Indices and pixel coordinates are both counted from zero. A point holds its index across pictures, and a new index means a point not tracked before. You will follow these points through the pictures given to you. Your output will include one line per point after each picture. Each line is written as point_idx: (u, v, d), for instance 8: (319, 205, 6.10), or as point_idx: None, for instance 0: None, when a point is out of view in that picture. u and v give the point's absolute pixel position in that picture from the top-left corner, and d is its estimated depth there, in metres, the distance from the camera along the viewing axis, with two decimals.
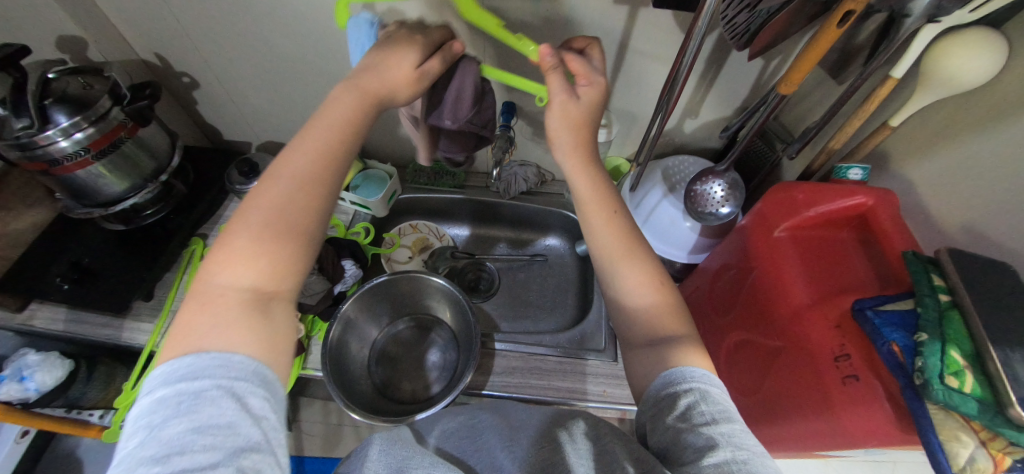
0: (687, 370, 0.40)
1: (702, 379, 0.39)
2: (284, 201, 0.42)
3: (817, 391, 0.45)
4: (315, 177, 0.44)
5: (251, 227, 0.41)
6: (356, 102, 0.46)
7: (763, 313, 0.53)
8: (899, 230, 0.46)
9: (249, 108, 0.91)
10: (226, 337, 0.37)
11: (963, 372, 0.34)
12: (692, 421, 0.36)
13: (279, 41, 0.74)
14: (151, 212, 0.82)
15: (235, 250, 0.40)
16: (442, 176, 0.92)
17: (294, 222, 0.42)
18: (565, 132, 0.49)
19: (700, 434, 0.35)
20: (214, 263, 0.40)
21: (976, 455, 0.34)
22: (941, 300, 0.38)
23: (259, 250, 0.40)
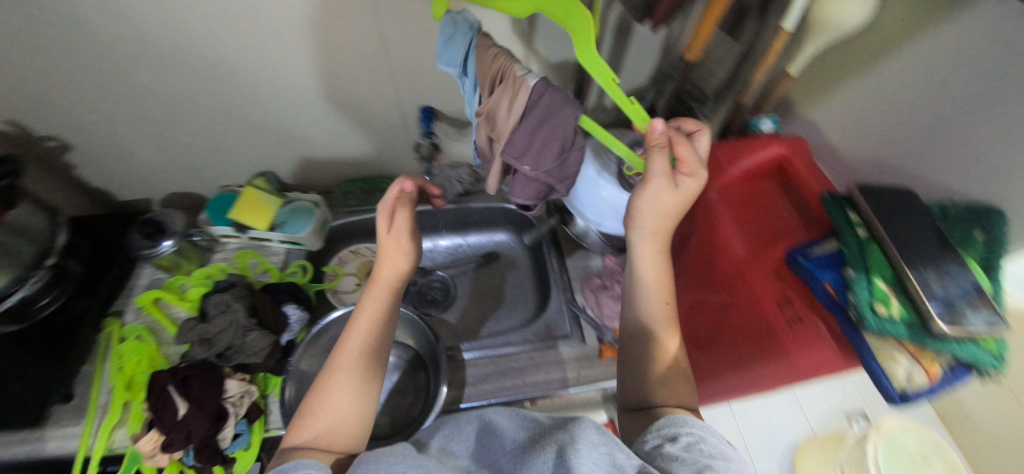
0: (686, 417, 0.41)
1: (701, 426, 0.40)
2: (359, 366, 0.49)
3: (768, 337, 0.47)
4: (376, 334, 0.51)
5: (335, 392, 0.47)
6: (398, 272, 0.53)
7: (709, 273, 0.56)
8: (814, 172, 0.49)
9: (137, 162, 0.81)
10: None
11: (889, 299, 0.37)
12: (694, 453, 0.36)
13: (156, 82, 0.66)
14: (47, 302, 0.71)
15: (322, 413, 0.46)
16: (373, 194, 0.87)
17: (369, 377, 0.49)
18: (649, 215, 0.48)
19: (701, 460, 0.35)
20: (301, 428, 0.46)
21: (911, 371, 0.37)
22: (860, 234, 0.41)
23: (339, 411, 0.47)
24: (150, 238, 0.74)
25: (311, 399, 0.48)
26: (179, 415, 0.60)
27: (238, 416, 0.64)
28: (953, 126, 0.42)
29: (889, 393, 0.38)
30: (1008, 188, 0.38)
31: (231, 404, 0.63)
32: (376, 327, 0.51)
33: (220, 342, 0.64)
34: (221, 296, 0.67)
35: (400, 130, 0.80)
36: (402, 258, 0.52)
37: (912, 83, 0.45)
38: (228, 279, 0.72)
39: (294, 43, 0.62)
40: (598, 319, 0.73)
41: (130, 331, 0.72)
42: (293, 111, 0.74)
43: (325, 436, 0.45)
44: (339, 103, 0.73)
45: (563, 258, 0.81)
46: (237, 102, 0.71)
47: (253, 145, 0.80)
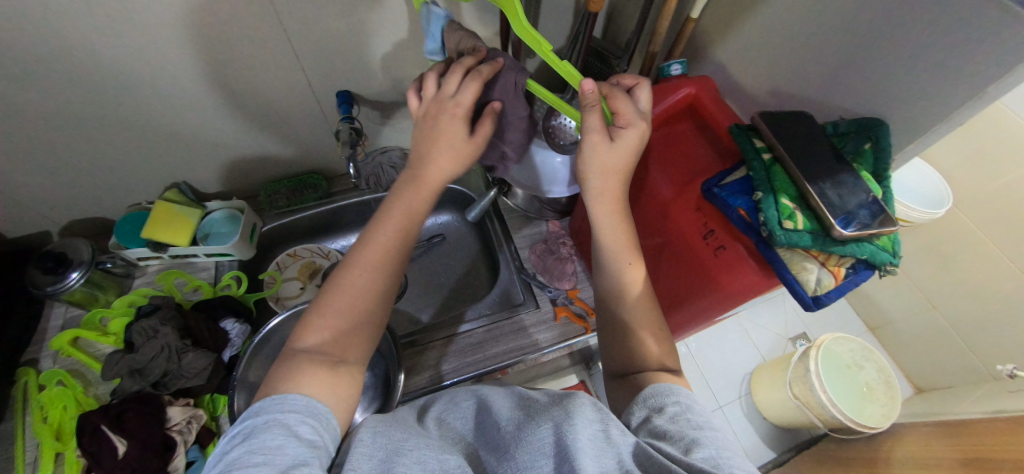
0: (672, 386, 0.39)
1: (688, 397, 0.38)
2: (377, 272, 0.45)
3: (700, 268, 0.50)
4: (400, 238, 0.47)
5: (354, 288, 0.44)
6: (434, 186, 0.49)
7: (640, 219, 0.57)
8: (722, 107, 0.51)
9: (21, 196, 0.71)
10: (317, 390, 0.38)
11: (795, 213, 0.39)
12: (680, 425, 0.35)
13: (24, 101, 0.58)
14: None
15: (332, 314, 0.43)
16: (303, 192, 0.84)
17: (386, 288, 0.46)
18: (596, 177, 0.47)
19: (693, 437, 0.33)
20: (311, 325, 0.42)
21: (822, 276, 0.40)
22: (765, 159, 0.43)
23: (354, 314, 0.43)
24: (53, 271, 0.66)
25: (325, 294, 0.44)
26: (119, 454, 0.56)
27: (187, 444, 0.60)
28: (838, 49, 0.45)
29: (806, 301, 0.40)
30: (887, 98, 0.42)
31: (177, 431, 0.60)
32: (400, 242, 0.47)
33: (153, 370, 0.60)
34: (145, 322, 0.62)
35: (319, 120, 0.77)
36: (454, 144, 0.48)
37: (804, 11, 0.47)
38: (152, 302, 0.67)
39: (183, 38, 0.56)
40: (549, 282, 0.74)
41: (48, 378, 0.65)
42: (196, 113, 0.68)
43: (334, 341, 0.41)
44: (249, 99, 0.68)
45: (507, 228, 0.81)
46: (126, 111, 0.64)
47: (157, 156, 0.73)
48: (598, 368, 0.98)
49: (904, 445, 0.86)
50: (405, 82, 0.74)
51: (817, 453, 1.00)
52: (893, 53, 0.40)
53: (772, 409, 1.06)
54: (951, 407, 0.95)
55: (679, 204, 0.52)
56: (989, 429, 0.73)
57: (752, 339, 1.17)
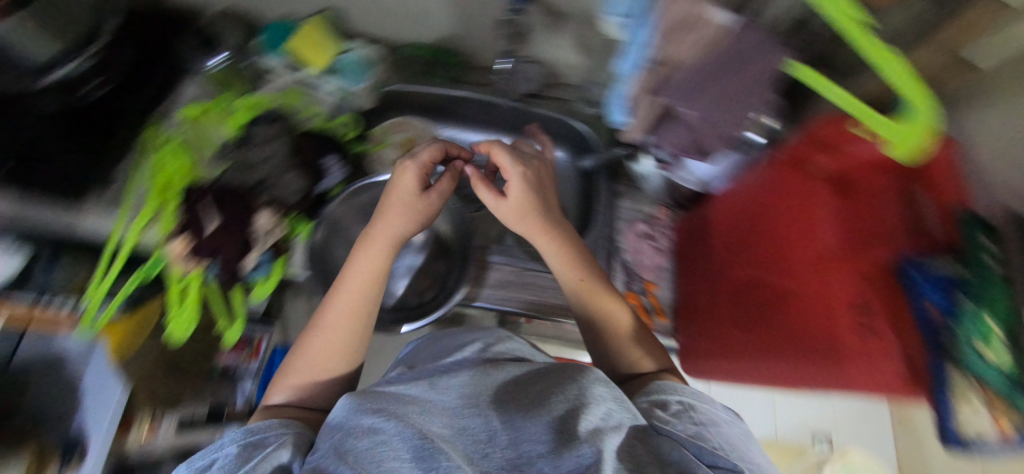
0: (671, 386, 0.43)
1: (690, 395, 0.42)
2: (346, 327, 0.50)
3: (835, 340, 0.46)
4: (367, 298, 0.52)
5: (320, 351, 0.50)
6: (391, 241, 0.53)
7: (779, 256, 0.52)
8: (953, 178, 0.40)
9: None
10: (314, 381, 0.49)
11: (995, 341, 0.35)
12: (682, 419, 0.39)
13: None
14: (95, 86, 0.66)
15: (301, 374, 0.49)
16: (437, 66, 0.81)
17: (347, 349, 0.51)
18: (548, 249, 0.54)
19: (698, 431, 0.37)
20: (294, 370, 0.49)
21: (980, 417, 0.37)
22: (992, 271, 0.35)
23: (323, 354, 0.50)
24: None
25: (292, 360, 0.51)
26: (207, 232, 0.61)
27: (263, 247, 0.65)
28: None
29: (948, 437, 0.38)
30: None
31: (259, 233, 0.64)
32: (370, 286, 0.52)
33: (257, 174, 0.64)
34: (263, 129, 0.67)
35: None
36: (405, 219, 0.53)
37: None
38: (271, 113, 0.69)
39: None
40: (632, 264, 0.70)
41: (168, 136, 0.70)
42: None
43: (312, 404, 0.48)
44: None
45: (614, 194, 0.75)
46: None
47: None
48: None
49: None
50: None
51: None
52: None
53: None
54: None
55: (841, 265, 0.47)
56: None
57: None
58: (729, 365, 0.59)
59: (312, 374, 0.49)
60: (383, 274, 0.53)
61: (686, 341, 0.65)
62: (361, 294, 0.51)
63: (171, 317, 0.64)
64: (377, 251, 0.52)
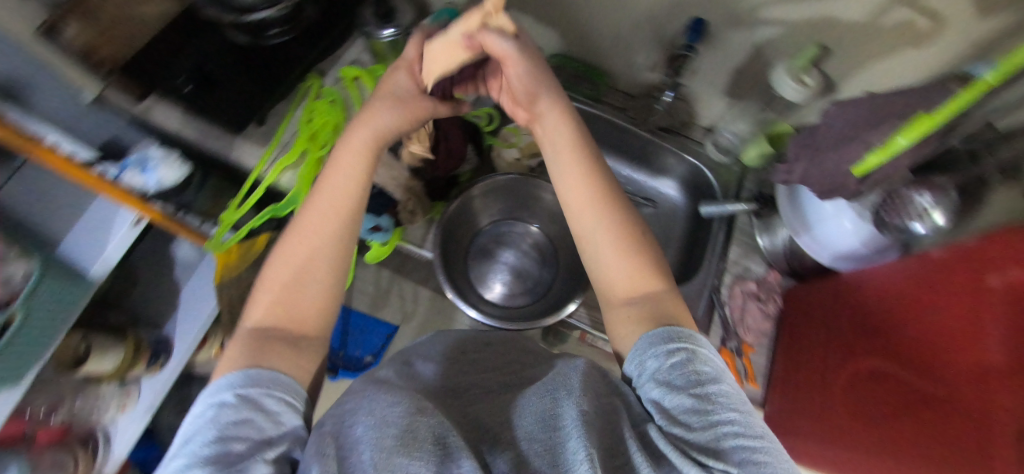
0: (675, 333, 0.40)
1: (687, 341, 0.39)
2: (322, 216, 0.47)
3: (972, 453, 0.40)
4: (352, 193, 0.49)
5: (303, 257, 0.45)
6: (368, 145, 0.51)
7: (923, 348, 0.48)
8: None
9: None
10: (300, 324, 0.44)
11: None
12: (680, 377, 0.37)
13: None
14: (276, 34, 0.75)
15: (279, 270, 0.45)
16: (581, 82, 0.83)
17: (330, 258, 0.46)
18: (558, 141, 0.51)
19: (694, 395, 0.35)
20: (269, 297, 0.45)
21: None
22: None
23: (308, 243, 0.46)
24: (381, 19, 0.75)
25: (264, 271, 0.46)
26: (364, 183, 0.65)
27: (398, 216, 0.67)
28: None
29: None
30: None
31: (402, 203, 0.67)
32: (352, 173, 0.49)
33: None
34: None
35: (651, 35, 0.71)
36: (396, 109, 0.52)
37: None
38: None
39: None
40: (732, 320, 0.69)
41: (328, 93, 0.77)
42: None
43: (286, 318, 0.44)
44: None
45: (727, 245, 0.74)
46: None
47: None
48: None
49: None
50: (763, 52, 0.66)
51: None
52: None
53: None
54: None
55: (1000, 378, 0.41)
56: None
57: None
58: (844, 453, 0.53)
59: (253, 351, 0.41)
60: (362, 163, 0.50)
61: (781, 410, 0.64)
62: (349, 195, 0.48)
63: None
64: (354, 149, 0.50)
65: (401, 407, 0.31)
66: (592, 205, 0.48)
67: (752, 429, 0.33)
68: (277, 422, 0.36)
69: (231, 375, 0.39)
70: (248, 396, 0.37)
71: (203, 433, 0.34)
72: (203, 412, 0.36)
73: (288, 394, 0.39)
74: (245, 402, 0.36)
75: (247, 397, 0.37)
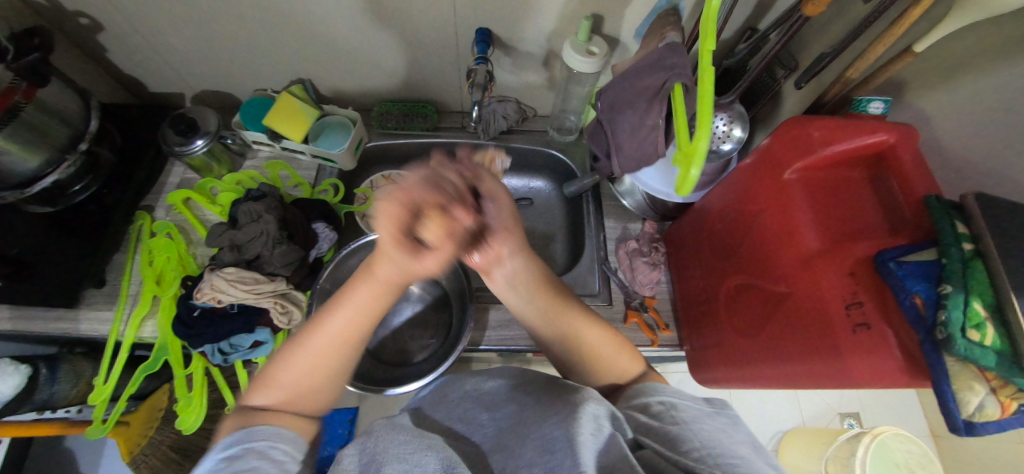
0: (658, 387, 0.42)
1: (668, 393, 0.41)
2: (330, 343, 0.43)
3: (824, 336, 0.43)
4: (359, 322, 0.44)
5: (308, 374, 0.43)
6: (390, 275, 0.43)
7: (767, 254, 0.51)
8: (919, 170, 0.42)
9: (179, 57, 0.75)
10: (293, 401, 0.43)
11: (984, 325, 0.33)
12: (664, 420, 0.37)
13: None
14: (81, 188, 0.69)
15: (293, 370, 0.43)
16: (413, 118, 0.83)
17: (328, 380, 0.44)
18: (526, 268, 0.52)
19: (674, 429, 0.35)
20: (270, 386, 0.43)
21: (985, 402, 0.33)
22: (965, 249, 0.36)
23: (316, 365, 0.43)
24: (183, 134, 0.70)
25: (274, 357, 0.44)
26: (233, 308, 0.63)
27: (280, 319, 0.65)
28: None
29: (954, 422, 0.34)
30: None
31: (276, 309, 0.64)
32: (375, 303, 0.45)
33: (251, 250, 0.63)
34: (252, 205, 0.64)
35: (449, 52, 0.74)
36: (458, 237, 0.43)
37: None
38: (260, 188, 0.69)
39: None
40: (628, 284, 0.71)
41: (160, 227, 0.72)
42: (330, 15, 0.66)
43: (290, 405, 0.43)
44: (399, 16, 0.66)
45: (600, 216, 0.77)
46: None
47: (285, 45, 0.73)
48: None
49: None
50: (551, 35, 0.69)
51: None
52: None
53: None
54: None
55: (823, 262, 0.44)
56: None
57: (798, 402, 1.18)
58: (743, 370, 0.55)
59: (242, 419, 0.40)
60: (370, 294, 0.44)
61: (691, 348, 0.66)
62: (355, 323, 0.44)
63: (180, 405, 0.64)
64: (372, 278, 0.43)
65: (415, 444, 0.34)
66: (563, 312, 0.52)
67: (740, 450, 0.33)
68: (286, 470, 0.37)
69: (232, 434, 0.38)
70: (252, 448, 0.37)
71: None
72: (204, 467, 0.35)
73: (288, 447, 0.39)
74: (252, 454, 0.36)
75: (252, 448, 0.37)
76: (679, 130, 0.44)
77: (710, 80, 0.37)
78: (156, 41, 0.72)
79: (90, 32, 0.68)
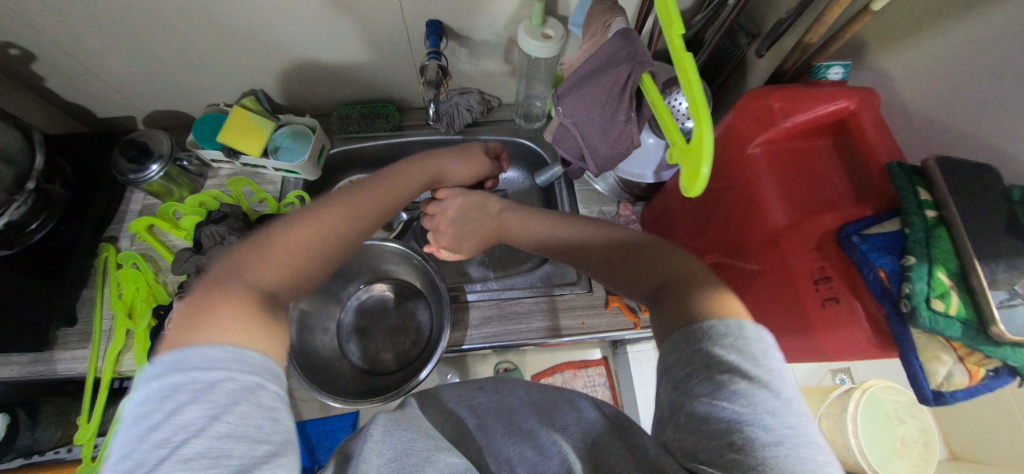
0: (710, 328, 0.34)
1: (726, 338, 0.33)
2: (329, 227, 0.42)
3: (795, 313, 0.43)
4: (363, 216, 0.46)
5: (296, 244, 0.40)
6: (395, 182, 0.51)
7: (738, 232, 0.50)
8: (881, 135, 0.41)
9: (121, 79, 0.72)
10: (266, 280, 0.37)
11: (949, 295, 0.32)
12: (706, 384, 0.31)
13: None
14: (37, 226, 0.67)
15: (280, 250, 0.39)
16: (374, 119, 0.80)
17: (317, 265, 0.41)
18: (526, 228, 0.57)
19: (704, 411, 0.30)
20: (248, 257, 0.37)
21: (954, 371, 0.33)
22: (928, 217, 0.35)
23: (303, 244, 0.40)
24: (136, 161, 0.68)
25: (248, 248, 0.38)
26: None
27: None
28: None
29: (923, 393, 0.34)
30: None
31: None
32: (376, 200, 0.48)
33: None
34: (214, 228, 0.62)
35: (402, 49, 0.71)
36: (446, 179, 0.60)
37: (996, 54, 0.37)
38: (221, 209, 0.67)
39: None
40: None
41: (124, 257, 0.70)
42: (270, 20, 0.63)
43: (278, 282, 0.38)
44: (341, 14, 0.63)
45: (575, 203, 0.75)
46: (196, 2, 0.59)
47: (229, 56, 0.70)
48: (621, 349, 1.17)
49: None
50: (503, 21, 0.66)
51: None
52: None
53: None
54: None
55: (791, 238, 0.43)
56: None
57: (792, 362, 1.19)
58: None
59: (183, 331, 0.31)
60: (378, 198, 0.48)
61: None
62: (361, 215, 0.46)
63: None
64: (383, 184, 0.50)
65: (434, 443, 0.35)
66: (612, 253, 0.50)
67: (785, 425, 0.28)
68: (278, 421, 0.29)
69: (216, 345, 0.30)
70: (242, 385, 0.29)
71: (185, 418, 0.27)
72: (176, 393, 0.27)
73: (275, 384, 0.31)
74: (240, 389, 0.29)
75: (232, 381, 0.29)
76: (669, 129, 0.42)
77: (687, 58, 0.35)
78: (94, 64, 0.68)
79: (21, 62, 0.65)
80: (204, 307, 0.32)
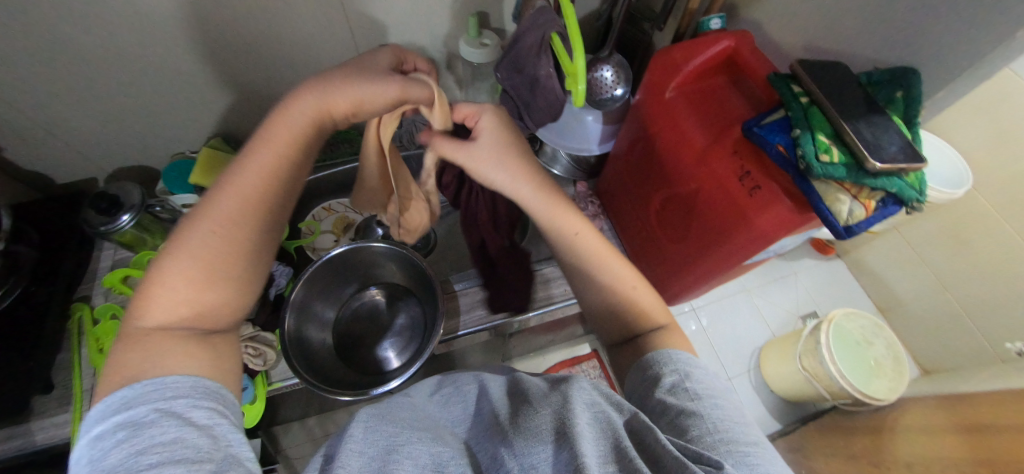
0: (673, 356, 0.41)
1: (688, 362, 0.40)
2: (222, 231, 0.42)
3: (734, 208, 0.51)
4: (261, 200, 0.45)
5: (193, 267, 0.40)
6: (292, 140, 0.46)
7: (675, 163, 0.58)
8: (758, 59, 0.52)
9: (85, 140, 0.74)
10: (169, 318, 0.38)
11: (831, 148, 0.41)
12: (680, 395, 0.37)
13: (111, 45, 0.61)
14: (1, 294, 0.63)
15: (176, 281, 0.39)
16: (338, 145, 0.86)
17: (231, 276, 0.42)
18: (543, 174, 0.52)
19: (677, 404, 0.36)
20: (149, 302, 0.38)
21: (853, 207, 0.41)
22: (802, 102, 0.45)
23: (202, 262, 0.40)
24: (106, 212, 0.68)
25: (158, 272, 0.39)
26: None
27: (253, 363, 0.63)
28: (862, 25, 0.48)
29: (837, 231, 0.42)
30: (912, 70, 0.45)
31: (248, 355, 0.63)
32: (270, 171, 0.45)
33: None
34: None
35: None
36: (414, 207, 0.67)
37: None
38: None
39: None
40: None
41: (103, 311, 0.69)
42: (236, 62, 0.70)
43: (185, 312, 0.38)
44: (301, 49, 0.70)
45: None
46: (165, 52, 0.64)
47: (195, 104, 0.75)
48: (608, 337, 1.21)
49: (908, 418, 0.94)
50: (446, 38, 0.76)
51: (822, 425, 1.09)
52: (929, 29, 0.43)
53: (777, 380, 1.16)
54: (955, 386, 0.99)
55: (715, 151, 0.52)
56: (989, 400, 0.82)
57: (762, 316, 1.27)
58: (690, 272, 0.62)
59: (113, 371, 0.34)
60: (273, 175, 0.45)
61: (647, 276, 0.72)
62: (250, 201, 0.44)
63: None
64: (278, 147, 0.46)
65: (405, 432, 0.33)
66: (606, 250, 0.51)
67: (748, 435, 0.33)
68: (214, 439, 0.31)
69: (142, 389, 0.33)
70: (172, 410, 0.32)
71: (113, 464, 0.28)
72: (109, 435, 0.30)
73: (216, 408, 0.34)
74: (169, 417, 0.31)
75: (166, 409, 0.31)
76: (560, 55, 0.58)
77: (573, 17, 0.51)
78: (57, 127, 0.70)
79: None
80: (122, 361, 0.35)
